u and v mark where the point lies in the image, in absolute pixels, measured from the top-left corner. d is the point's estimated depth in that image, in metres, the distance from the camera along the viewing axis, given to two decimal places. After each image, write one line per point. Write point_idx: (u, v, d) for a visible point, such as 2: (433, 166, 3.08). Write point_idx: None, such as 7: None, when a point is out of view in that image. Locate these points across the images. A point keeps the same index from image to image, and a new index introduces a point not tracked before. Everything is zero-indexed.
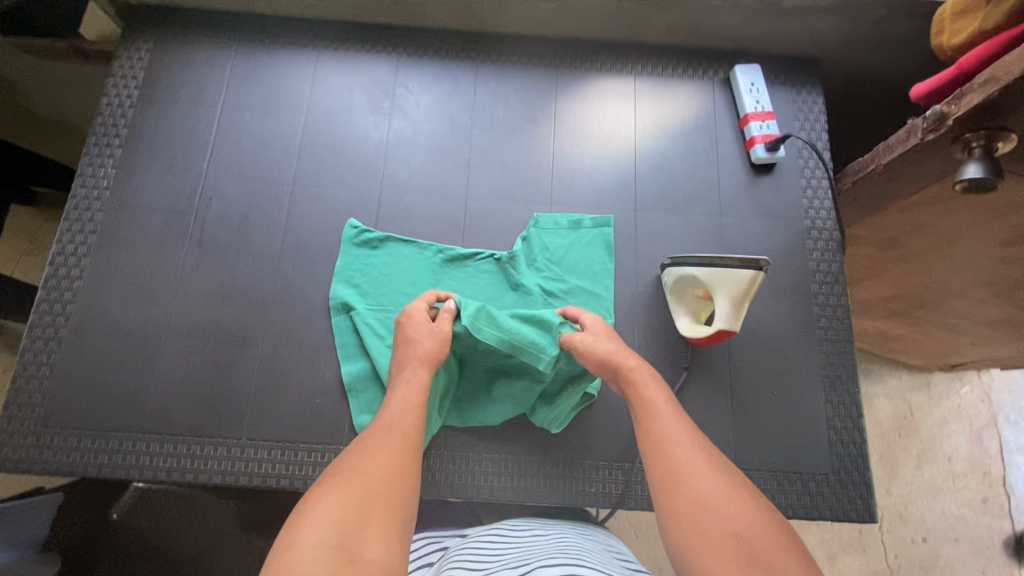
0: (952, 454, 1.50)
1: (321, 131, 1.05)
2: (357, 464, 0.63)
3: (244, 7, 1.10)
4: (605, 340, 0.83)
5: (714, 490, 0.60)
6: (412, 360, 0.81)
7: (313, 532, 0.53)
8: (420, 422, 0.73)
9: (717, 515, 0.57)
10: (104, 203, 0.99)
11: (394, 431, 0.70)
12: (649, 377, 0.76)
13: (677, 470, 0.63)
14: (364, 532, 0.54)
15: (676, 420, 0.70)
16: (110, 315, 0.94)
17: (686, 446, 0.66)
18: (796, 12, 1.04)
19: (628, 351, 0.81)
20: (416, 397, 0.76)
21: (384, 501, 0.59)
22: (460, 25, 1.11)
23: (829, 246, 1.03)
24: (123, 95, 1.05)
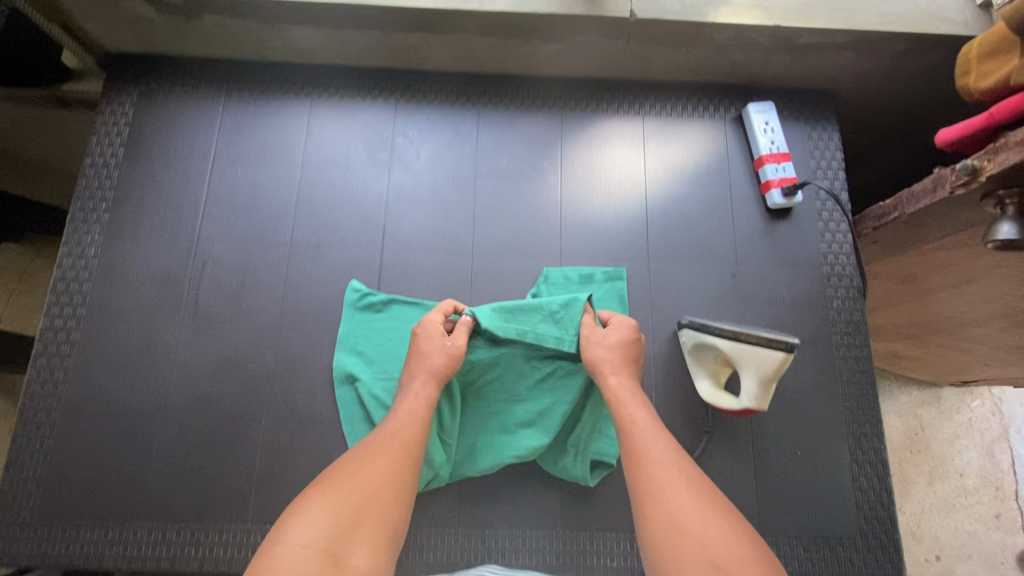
0: (965, 469, 1.46)
1: (318, 186, 1.00)
2: (354, 464, 0.66)
3: (230, 54, 1.04)
4: (601, 346, 0.82)
5: (696, 516, 0.60)
6: (424, 368, 0.79)
7: (304, 531, 0.57)
8: (425, 428, 0.73)
9: (696, 543, 0.58)
10: (92, 272, 0.95)
11: (397, 434, 0.71)
12: (636, 395, 0.76)
13: (658, 493, 0.63)
14: (354, 535, 0.59)
15: (660, 440, 0.70)
16: (104, 394, 0.90)
17: (667, 468, 0.66)
18: (815, 50, 0.98)
19: (620, 363, 0.80)
20: (425, 404, 0.76)
21: (376, 505, 0.62)
22: (459, 67, 1.06)
23: (850, 294, 0.99)
24: (107, 155, 1.00)
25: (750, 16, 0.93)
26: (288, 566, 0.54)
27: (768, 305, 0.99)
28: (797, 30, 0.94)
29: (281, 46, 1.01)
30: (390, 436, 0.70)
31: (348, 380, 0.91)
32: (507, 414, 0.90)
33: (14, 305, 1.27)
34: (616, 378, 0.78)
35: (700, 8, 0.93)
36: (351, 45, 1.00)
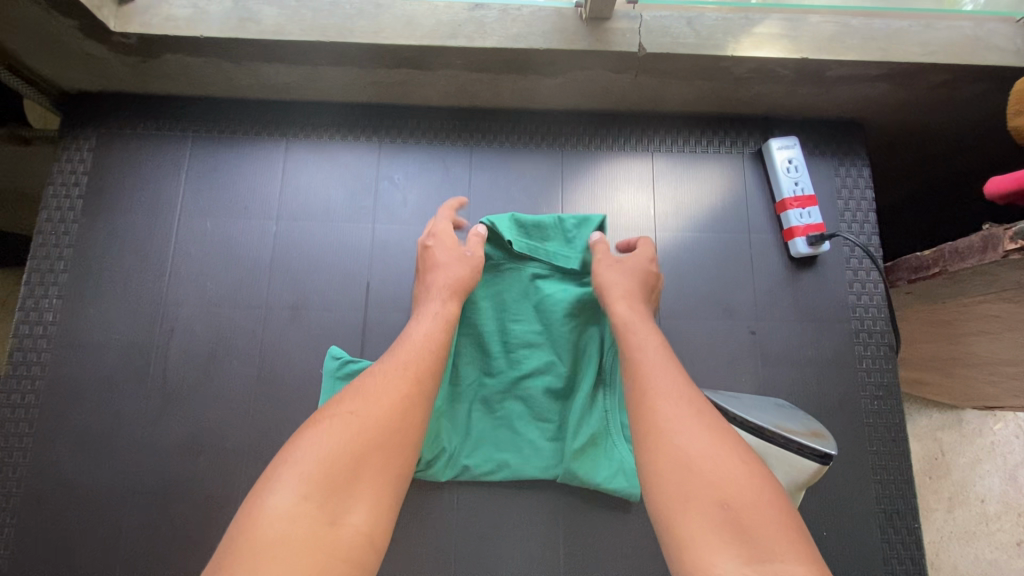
0: (986, 495, 1.21)
1: (296, 238, 0.91)
2: (352, 399, 0.56)
3: (196, 91, 0.94)
4: (615, 270, 0.77)
5: (708, 449, 0.52)
6: (440, 292, 0.73)
7: (293, 485, 0.49)
8: (439, 358, 0.64)
9: (703, 478, 0.50)
10: (50, 340, 0.86)
11: (405, 364, 0.61)
12: (648, 321, 0.69)
13: (666, 425, 0.55)
14: (354, 488, 0.51)
15: (669, 370, 0.60)
16: (67, 477, 0.83)
17: (676, 399, 0.57)
18: (846, 81, 0.88)
19: (631, 292, 0.74)
20: (440, 332, 0.67)
21: (383, 447, 0.54)
22: (449, 101, 0.96)
23: (881, 352, 0.90)
24: (65, 208, 0.91)
25: (776, 48, 0.82)
26: (277, 531, 0.46)
27: (792, 366, 0.89)
28: (828, 63, 0.83)
29: (251, 82, 0.91)
30: (398, 366, 0.61)
31: None
32: (512, 341, 0.86)
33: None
34: (622, 305, 0.72)
35: (719, 41, 0.82)
36: (328, 81, 0.90)
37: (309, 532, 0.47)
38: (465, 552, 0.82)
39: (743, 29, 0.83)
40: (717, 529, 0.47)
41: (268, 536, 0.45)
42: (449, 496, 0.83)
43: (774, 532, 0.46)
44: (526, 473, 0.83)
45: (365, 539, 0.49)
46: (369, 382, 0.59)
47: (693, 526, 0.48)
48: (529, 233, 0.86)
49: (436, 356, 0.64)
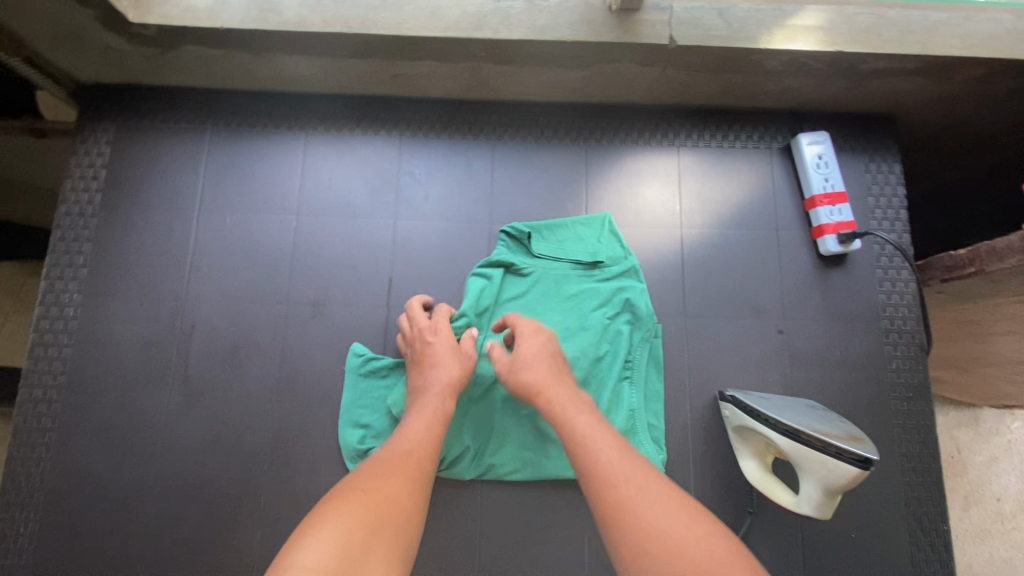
0: (1003, 495, 1.10)
1: (316, 235, 0.90)
2: (363, 483, 0.58)
3: (214, 83, 0.93)
4: (521, 367, 0.76)
5: (672, 525, 0.54)
6: (442, 384, 0.75)
7: (315, 555, 0.48)
8: (439, 451, 0.67)
9: (670, 555, 0.52)
10: (72, 336, 0.86)
11: (407, 452, 0.65)
12: (576, 403, 0.71)
13: (625, 512, 0.57)
14: (368, 560, 0.50)
15: (617, 453, 0.64)
16: (91, 473, 0.83)
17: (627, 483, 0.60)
18: (881, 75, 0.86)
19: (549, 381, 0.75)
20: (438, 426, 0.70)
21: (391, 526, 0.54)
22: (470, 93, 0.94)
23: (911, 353, 0.88)
24: (84, 202, 0.90)
25: (809, 40, 0.80)
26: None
27: (821, 366, 0.88)
28: (863, 56, 0.81)
29: (270, 75, 0.90)
30: (402, 456, 0.64)
31: (361, 457, 0.82)
32: None
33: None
34: (544, 398, 0.73)
35: (752, 33, 0.80)
36: (347, 73, 0.89)
37: None
38: (491, 551, 0.81)
39: (776, 21, 0.81)
40: None
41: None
42: (473, 497, 0.83)
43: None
44: (550, 471, 0.82)
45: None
46: (376, 469, 0.61)
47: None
48: (550, 235, 0.91)
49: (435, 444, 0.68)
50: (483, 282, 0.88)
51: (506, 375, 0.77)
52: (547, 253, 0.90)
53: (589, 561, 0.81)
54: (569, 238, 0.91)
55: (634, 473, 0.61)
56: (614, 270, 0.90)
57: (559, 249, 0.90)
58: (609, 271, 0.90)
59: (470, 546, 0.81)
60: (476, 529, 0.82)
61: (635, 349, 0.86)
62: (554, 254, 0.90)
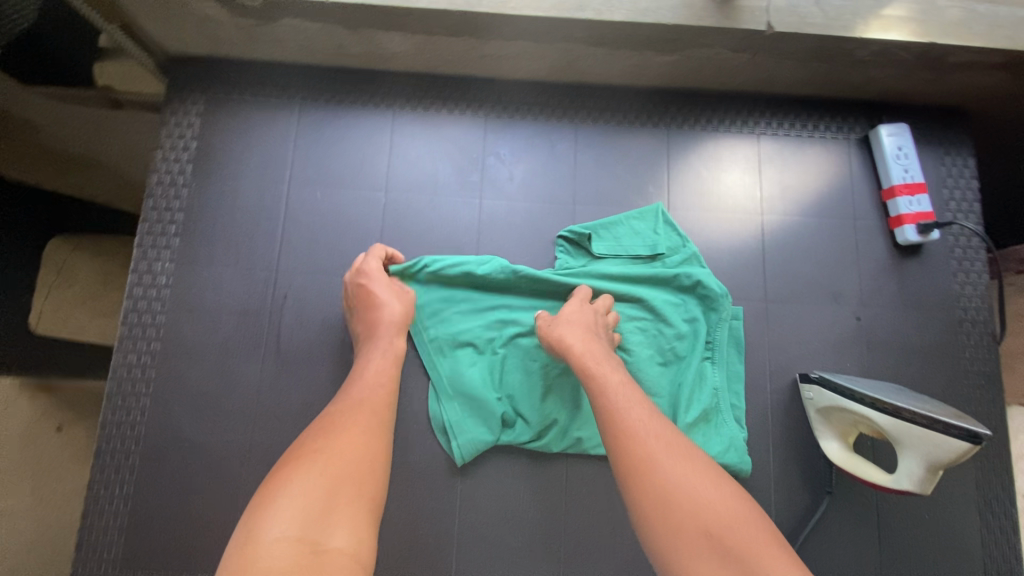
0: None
1: (403, 210, 0.92)
2: (320, 441, 0.60)
3: (302, 58, 0.93)
4: (562, 325, 0.78)
5: (689, 484, 0.58)
6: (388, 328, 0.76)
7: (281, 522, 0.51)
8: (390, 391, 0.70)
9: (691, 511, 0.56)
10: (164, 303, 0.87)
11: (358, 401, 0.67)
12: (608, 362, 0.72)
13: (645, 463, 0.59)
14: (332, 517, 0.53)
15: (637, 405, 0.65)
16: (185, 438, 0.84)
17: (651, 435, 0.62)
18: (967, 69, 0.87)
19: (586, 338, 0.75)
20: (390, 367, 0.73)
21: (352, 478, 0.57)
22: (555, 77, 0.95)
23: (983, 342, 0.90)
24: (175, 171, 0.91)
25: (903, 32, 0.82)
26: (268, 560, 0.47)
27: (895, 353, 0.90)
28: (954, 48, 0.82)
29: (362, 51, 0.90)
30: (355, 406, 0.66)
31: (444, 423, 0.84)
32: None
33: (55, 299, 1.06)
34: (578, 351, 0.73)
35: (848, 22, 0.81)
36: (439, 51, 0.89)
37: (298, 562, 0.48)
38: (575, 523, 0.83)
39: (871, 11, 0.82)
40: (708, 558, 0.53)
41: (262, 568, 0.47)
42: (558, 470, 0.85)
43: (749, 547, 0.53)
44: None
45: (352, 559, 0.51)
46: (329, 426, 0.63)
47: (683, 556, 0.54)
48: (607, 234, 0.91)
49: (383, 385, 0.70)
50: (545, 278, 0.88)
51: (545, 330, 0.79)
52: (605, 249, 0.90)
53: None
54: (626, 234, 0.91)
55: (653, 426, 0.63)
56: (677, 254, 0.90)
57: (617, 245, 0.91)
58: (673, 255, 0.90)
59: (556, 517, 0.83)
60: (563, 499, 0.84)
61: (716, 331, 0.88)
62: (613, 246, 0.91)
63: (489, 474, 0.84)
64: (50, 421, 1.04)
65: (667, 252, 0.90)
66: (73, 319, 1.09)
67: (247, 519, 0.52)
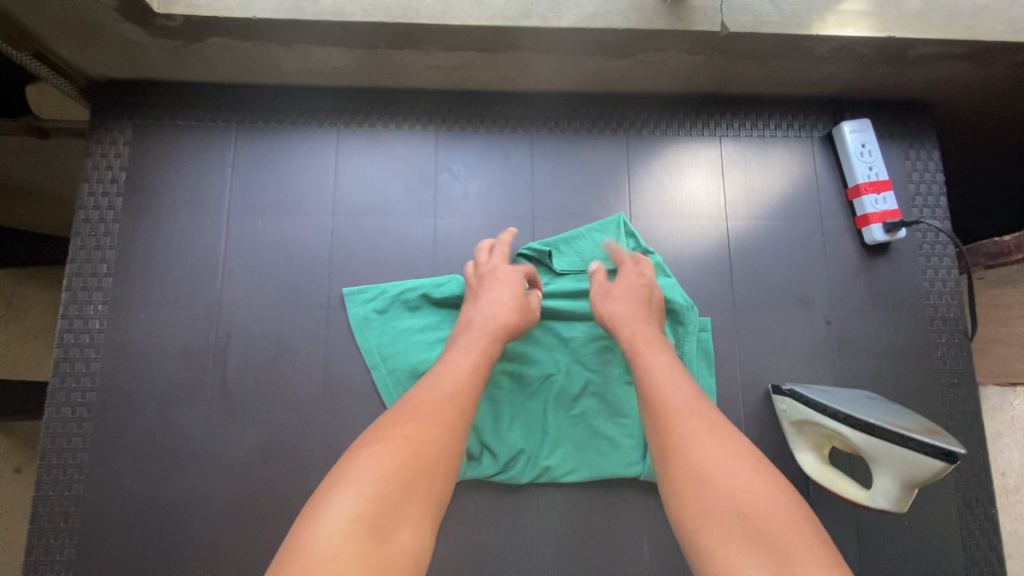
0: (1009, 470, 0.87)
1: (352, 234, 0.87)
2: (399, 424, 0.58)
3: (235, 78, 0.87)
4: (615, 297, 0.76)
5: (725, 466, 0.55)
6: (490, 329, 0.72)
7: (346, 506, 0.50)
8: (475, 385, 0.65)
9: (722, 493, 0.53)
10: (99, 349, 0.81)
11: (450, 389, 0.63)
12: (655, 342, 0.69)
13: (680, 441, 0.57)
14: (401, 509, 0.52)
15: (682, 386, 0.63)
16: (128, 493, 0.79)
17: (693, 417, 0.59)
18: (928, 61, 0.84)
19: (636, 315, 0.74)
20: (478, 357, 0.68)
21: (430, 473, 0.55)
22: (508, 87, 0.91)
23: (956, 340, 0.89)
24: (104, 206, 0.85)
25: (862, 26, 0.78)
26: (330, 545, 0.47)
27: (868, 356, 0.88)
28: (914, 42, 0.80)
29: (299, 68, 0.85)
30: (439, 390, 0.62)
31: None
32: (573, 343, 0.85)
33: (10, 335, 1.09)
34: (627, 329, 0.72)
35: (804, 19, 0.78)
36: (382, 64, 0.84)
37: (362, 550, 0.48)
38: (549, 556, 0.79)
39: (828, 6, 0.79)
40: (736, 538, 0.51)
41: (323, 552, 0.47)
42: (531, 499, 0.81)
43: (783, 530, 0.50)
44: (610, 469, 0.80)
45: (410, 560, 0.50)
46: (411, 408, 0.60)
47: (713, 539, 0.51)
48: (568, 249, 0.88)
49: (477, 381, 0.66)
50: None
51: (596, 300, 0.78)
52: (567, 266, 0.87)
53: (649, 562, 0.80)
54: (589, 248, 0.88)
55: (697, 408, 0.60)
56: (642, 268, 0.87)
57: (579, 260, 0.87)
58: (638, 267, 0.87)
59: (530, 551, 0.79)
60: (536, 531, 0.80)
61: (684, 344, 0.85)
62: (575, 261, 0.87)
63: (457, 510, 0.80)
64: (9, 464, 1.02)
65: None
66: (28, 354, 1.09)
67: (317, 496, 0.52)
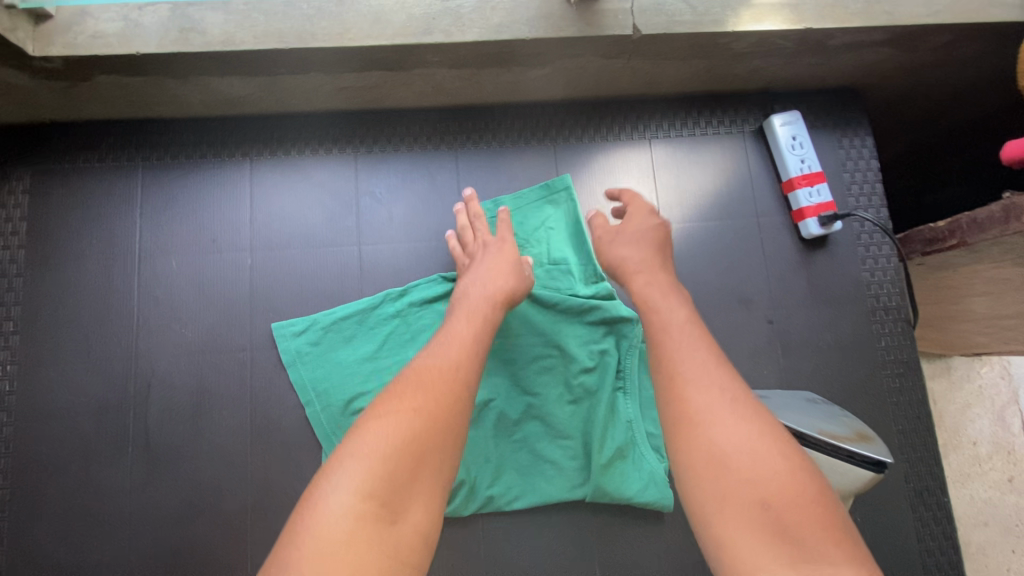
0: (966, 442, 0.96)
1: (273, 269, 0.83)
2: (406, 392, 0.53)
3: (138, 114, 0.83)
4: (624, 244, 0.71)
5: (752, 445, 0.48)
6: (491, 292, 0.68)
7: (350, 484, 0.47)
8: (481, 355, 0.60)
9: (746, 478, 0.47)
10: (10, 413, 0.78)
11: (453, 363, 0.57)
12: (670, 292, 0.62)
13: (701, 418, 0.50)
14: (409, 487, 0.48)
15: (702, 351, 0.55)
16: (50, 560, 0.75)
17: (714, 390, 0.51)
18: (850, 49, 0.82)
19: (647, 262, 0.68)
20: (481, 326, 0.63)
21: (437, 446, 0.51)
22: (426, 102, 0.87)
23: (899, 329, 0.88)
24: (5, 261, 0.80)
25: (777, 19, 0.76)
26: (332, 529, 0.44)
27: (813, 353, 0.86)
28: (832, 32, 0.78)
29: (202, 99, 0.81)
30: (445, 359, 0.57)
31: None
32: (513, 364, 0.82)
33: None
34: (640, 276, 0.66)
35: (717, 16, 0.76)
36: (289, 90, 0.80)
37: (365, 531, 0.45)
38: None
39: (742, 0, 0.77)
40: (756, 529, 0.45)
41: (324, 538, 0.44)
42: (476, 529, 0.79)
43: (810, 527, 0.44)
44: (555, 494, 0.79)
45: (422, 538, 0.47)
46: (417, 373, 0.56)
47: (730, 525, 0.46)
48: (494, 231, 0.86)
49: (479, 350, 0.60)
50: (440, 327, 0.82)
51: (604, 246, 0.73)
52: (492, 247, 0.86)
53: None
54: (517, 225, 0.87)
55: (713, 377, 0.52)
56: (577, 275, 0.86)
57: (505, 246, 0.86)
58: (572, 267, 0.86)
59: None
60: (482, 561, 0.78)
61: (623, 358, 0.83)
62: None
63: None
64: None
65: (572, 276, 0.85)
66: None
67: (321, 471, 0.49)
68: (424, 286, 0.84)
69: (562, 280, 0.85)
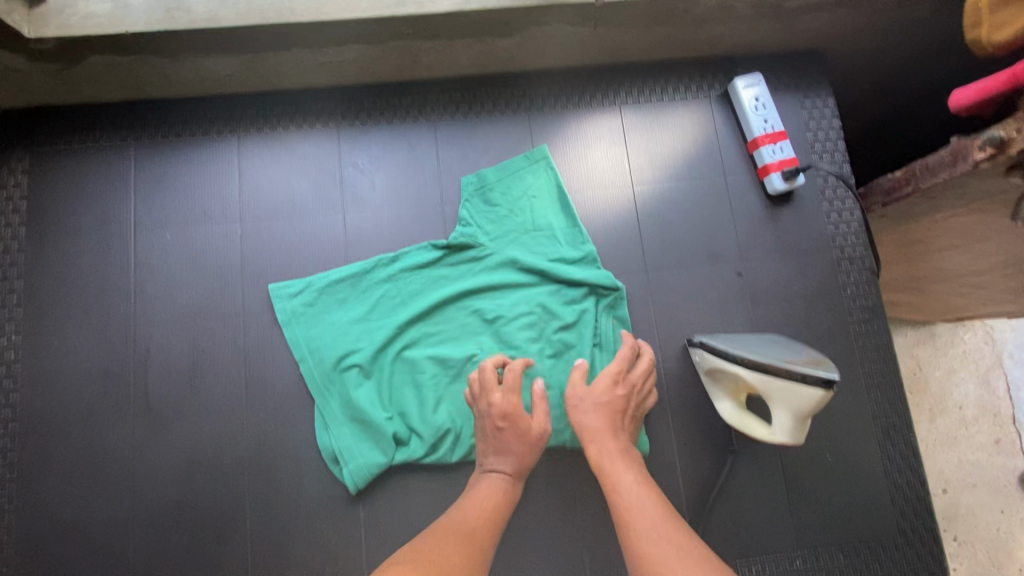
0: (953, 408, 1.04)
1: (263, 238, 0.87)
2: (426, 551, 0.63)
3: (130, 95, 0.87)
4: (585, 410, 0.77)
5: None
6: (507, 462, 0.74)
7: None
8: (496, 527, 0.69)
9: None
10: (16, 380, 0.82)
11: (471, 523, 0.68)
12: (626, 460, 0.73)
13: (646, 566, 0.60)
14: None
15: (647, 508, 0.67)
16: (59, 517, 0.79)
17: (659, 540, 0.62)
18: (804, 11, 0.87)
19: (607, 429, 0.75)
20: (499, 494, 0.72)
21: None
22: (405, 75, 0.91)
23: (863, 278, 0.92)
24: (8, 238, 0.84)
25: None
26: None
27: (781, 303, 0.91)
28: None
29: (190, 78, 0.85)
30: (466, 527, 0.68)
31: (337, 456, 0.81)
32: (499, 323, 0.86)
33: None
34: (595, 447, 0.74)
35: None
36: (271, 67, 0.84)
37: None
38: None
39: None
40: None
41: None
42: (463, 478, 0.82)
43: None
44: None
45: None
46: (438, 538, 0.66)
47: None
48: (481, 201, 0.90)
49: (497, 521, 0.70)
50: (430, 289, 0.87)
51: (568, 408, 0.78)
52: (478, 214, 0.90)
53: (583, 524, 0.82)
54: (502, 195, 0.90)
55: (656, 525, 0.64)
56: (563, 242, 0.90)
57: (490, 213, 0.90)
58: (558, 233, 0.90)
59: None
60: None
61: (603, 316, 0.87)
62: (487, 213, 0.90)
63: (390, 496, 0.81)
64: None
65: (554, 238, 0.90)
66: None
67: None
68: (416, 253, 0.88)
69: (543, 241, 0.89)
